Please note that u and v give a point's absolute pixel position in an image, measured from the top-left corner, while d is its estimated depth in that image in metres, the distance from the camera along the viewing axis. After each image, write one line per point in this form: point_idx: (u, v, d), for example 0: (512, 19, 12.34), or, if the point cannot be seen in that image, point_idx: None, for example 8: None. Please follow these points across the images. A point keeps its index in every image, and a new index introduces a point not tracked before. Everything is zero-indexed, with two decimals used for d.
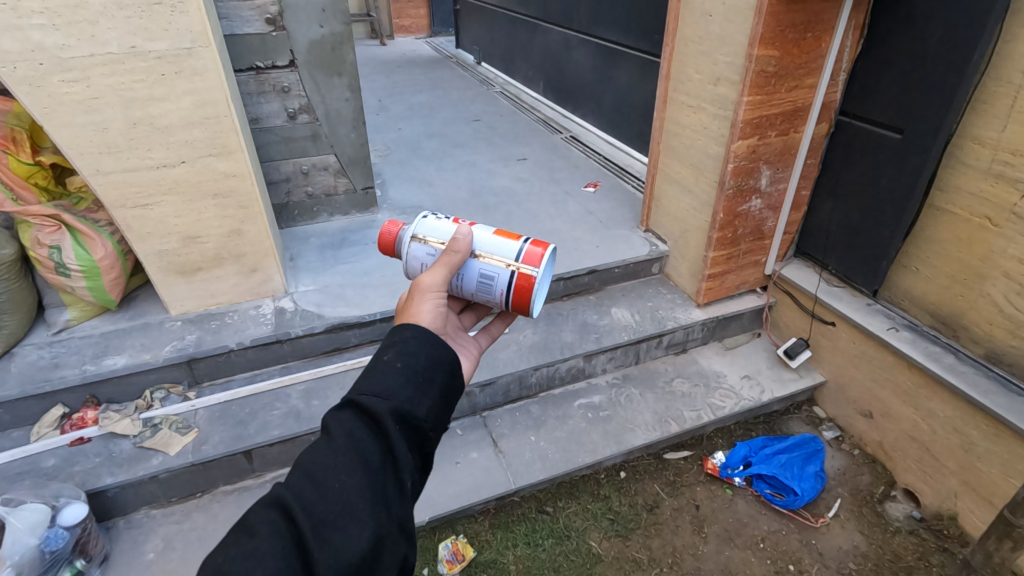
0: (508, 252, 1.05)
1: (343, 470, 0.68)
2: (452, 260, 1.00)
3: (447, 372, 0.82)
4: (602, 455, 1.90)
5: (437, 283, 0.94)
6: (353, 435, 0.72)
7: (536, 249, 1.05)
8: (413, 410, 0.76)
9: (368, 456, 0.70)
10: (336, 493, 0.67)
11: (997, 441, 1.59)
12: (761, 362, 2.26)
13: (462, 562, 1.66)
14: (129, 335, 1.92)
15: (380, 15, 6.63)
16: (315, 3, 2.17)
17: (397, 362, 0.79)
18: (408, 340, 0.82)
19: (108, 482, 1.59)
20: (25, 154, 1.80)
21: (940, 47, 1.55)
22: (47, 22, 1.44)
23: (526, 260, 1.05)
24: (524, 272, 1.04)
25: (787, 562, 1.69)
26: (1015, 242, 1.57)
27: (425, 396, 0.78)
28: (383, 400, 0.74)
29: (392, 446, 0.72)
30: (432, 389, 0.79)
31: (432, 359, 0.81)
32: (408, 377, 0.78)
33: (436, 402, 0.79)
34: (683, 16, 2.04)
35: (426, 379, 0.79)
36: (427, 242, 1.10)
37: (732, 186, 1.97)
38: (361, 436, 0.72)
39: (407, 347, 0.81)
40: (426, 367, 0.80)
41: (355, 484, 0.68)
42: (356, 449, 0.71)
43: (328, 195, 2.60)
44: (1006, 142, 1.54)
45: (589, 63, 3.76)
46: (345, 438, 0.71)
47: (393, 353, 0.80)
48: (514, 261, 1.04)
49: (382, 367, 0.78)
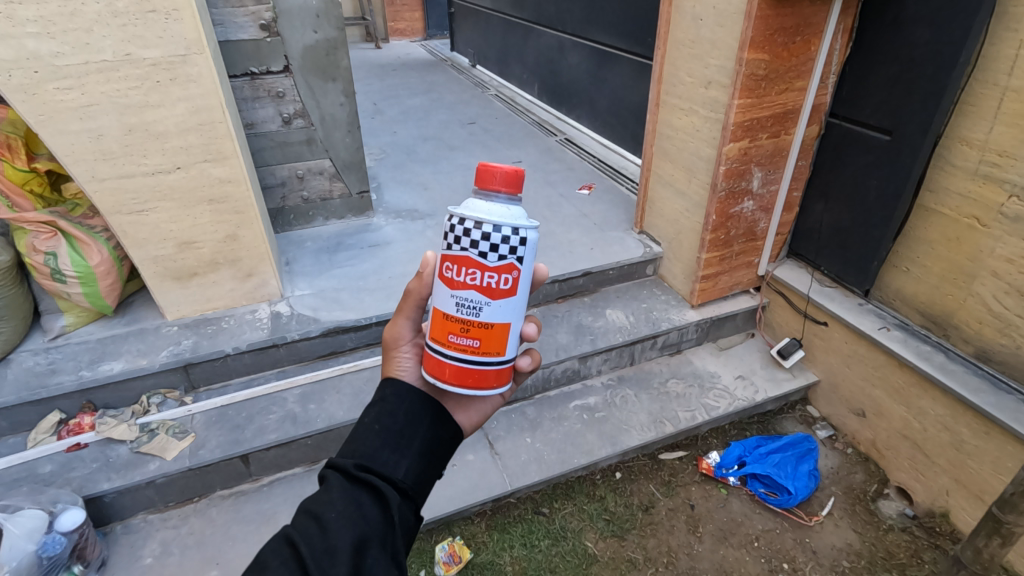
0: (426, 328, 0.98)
1: (338, 505, 0.71)
2: (409, 304, 1.00)
3: (428, 428, 0.85)
4: (597, 456, 1.91)
5: (404, 336, 0.99)
6: (343, 481, 0.75)
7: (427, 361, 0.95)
8: (390, 473, 0.77)
9: (358, 497, 0.73)
10: (332, 523, 0.69)
11: (987, 438, 1.61)
12: (754, 362, 2.29)
13: (459, 563, 1.67)
14: (125, 340, 1.93)
15: (377, 18, 6.63)
16: (309, 9, 2.18)
17: (375, 424, 0.82)
18: (387, 398, 0.86)
19: (105, 487, 1.60)
20: (21, 161, 1.81)
21: (927, 50, 1.57)
22: (41, 31, 1.45)
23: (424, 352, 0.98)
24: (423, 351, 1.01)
25: (782, 561, 1.71)
26: (1003, 242, 1.59)
27: (403, 457, 0.80)
28: (361, 457, 0.78)
29: (377, 487, 0.75)
30: (411, 448, 0.81)
31: (411, 415, 0.84)
32: (386, 438, 0.80)
33: (416, 460, 0.81)
34: (675, 19, 2.05)
35: (405, 439, 0.82)
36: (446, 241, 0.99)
37: (724, 189, 1.99)
38: (349, 483, 0.75)
39: (386, 407, 0.84)
40: (405, 426, 0.83)
41: (349, 517, 0.70)
42: (348, 490, 0.73)
43: (323, 199, 2.62)
44: (993, 143, 1.56)
45: (582, 66, 3.78)
46: (338, 482, 0.75)
47: (373, 414, 0.83)
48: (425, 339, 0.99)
49: (363, 429, 0.81)
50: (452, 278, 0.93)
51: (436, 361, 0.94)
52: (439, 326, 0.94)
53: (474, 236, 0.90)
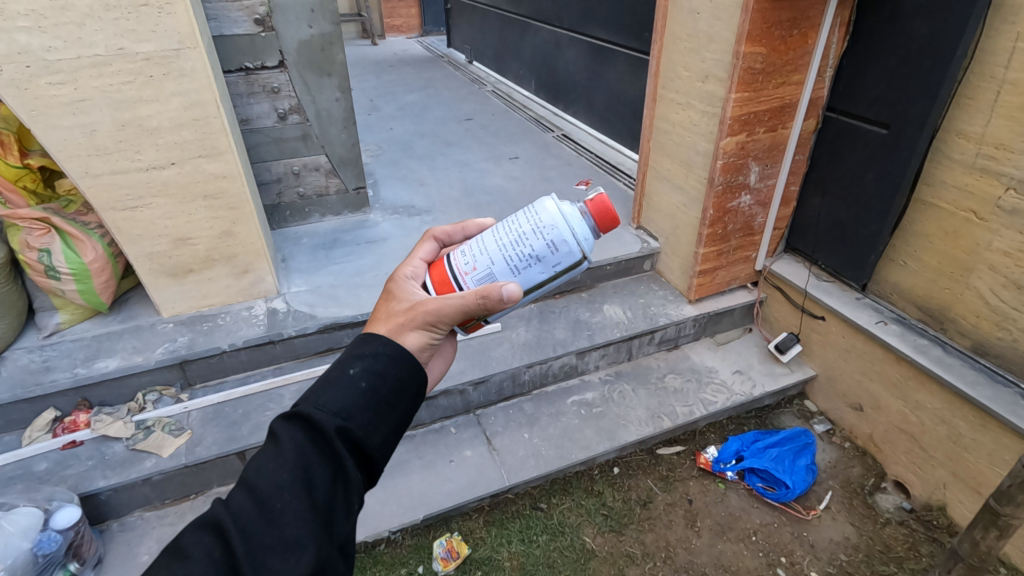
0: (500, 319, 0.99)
1: (287, 489, 0.65)
2: (475, 307, 0.86)
3: (411, 399, 0.80)
4: (596, 451, 1.91)
5: (443, 317, 0.85)
6: (303, 450, 0.69)
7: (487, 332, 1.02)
8: (366, 439, 0.73)
9: (314, 476, 0.68)
10: (279, 514, 0.64)
11: (984, 431, 1.61)
12: (752, 357, 2.29)
13: (457, 559, 1.66)
14: (121, 337, 1.92)
15: (373, 15, 6.68)
16: (304, 4, 2.16)
17: (362, 381, 0.75)
18: (379, 356, 0.78)
19: (100, 485, 1.59)
20: (14, 157, 1.75)
21: (925, 42, 1.57)
22: (33, 24, 1.43)
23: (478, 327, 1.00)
24: None
25: (779, 555, 1.71)
26: (1000, 235, 1.58)
27: (382, 424, 0.75)
28: (340, 417, 0.71)
29: (342, 465, 0.70)
30: (392, 417, 0.76)
31: (401, 382, 0.78)
32: (370, 400, 0.74)
33: (393, 430, 0.77)
34: (671, 14, 2.04)
35: (390, 405, 0.76)
36: (572, 266, 0.95)
37: (722, 183, 1.98)
38: (310, 452, 0.69)
39: (376, 365, 0.77)
40: (392, 392, 0.77)
41: (298, 506, 0.65)
42: (304, 466, 0.68)
43: (320, 196, 2.60)
44: (990, 136, 1.55)
45: (579, 61, 3.77)
46: (293, 451, 0.68)
47: (361, 368, 0.76)
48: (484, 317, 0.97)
49: (347, 382, 0.74)
50: None
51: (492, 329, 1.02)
52: None
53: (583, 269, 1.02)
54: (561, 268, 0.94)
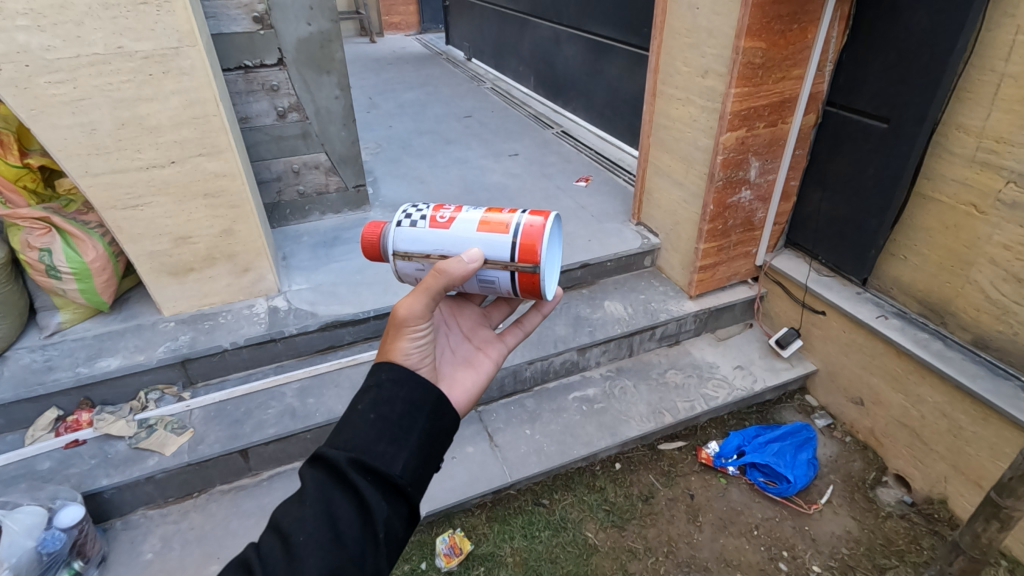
0: (506, 246, 0.99)
1: (310, 524, 0.66)
2: (435, 283, 0.86)
3: (428, 419, 0.78)
4: (597, 447, 1.91)
5: (415, 314, 0.84)
6: (324, 487, 0.69)
7: (531, 237, 0.99)
8: (387, 467, 0.71)
9: (336, 510, 0.68)
10: (301, 550, 0.64)
11: (985, 424, 1.62)
12: (752, 352, 2.29)
13: (459, 555, 1.67)
14: (123, 336, 1.92)
15: (371, 13, 6.66)
16: (302, 2, 2.16)
17: (370, 413, 0.74)
18: (384, 384, 0.78)
19: (103, 483, 1.60)
20: (13, 156, 1.75)
21: (924, 37, 1.57)
22: (32, 23, 1.43)
23: (527, 251, 0.98)
24: (523, 272, 0.99)
25: (781, 549, 1.72)
26: (1000, 228, 1.59)
27: (401, 449, 0.73)
28: (353, 451, 0.71)
29: (363, 497, 0.69)
30: (411, 440, 0.75)
31: (412, 404, 0.77)
32: (382, 430, 0.73)
33: (415, 453, 0.74)
34: (671, 8, 2.04)
35: (404, 430, 0.75)
36: (411, 258, 1.04)
37: (722, 178, 1.98)
38: (330, 489, 0.69)
39: (382, 394, 0.76)
40: (404, 416, 0.76)
41: (320, 543, 0.65)
42: (326, 503, 0.68)
43: (320, 194, 2.60)
44: (990, 130, 1.55)
45: (577, 57, 3.77)
46: (315, 490, 0.69)
47: (368, 401, 0.76)
48: (511, 262, 0.99)
49: (356, 418, 0.74)
50: (450, 216, 1.03)
51: (521, 238, 0.99)
52: (497, 226, 1.00)
53: (414, 216, 1.05)
54: (420, 261, 1.04)
